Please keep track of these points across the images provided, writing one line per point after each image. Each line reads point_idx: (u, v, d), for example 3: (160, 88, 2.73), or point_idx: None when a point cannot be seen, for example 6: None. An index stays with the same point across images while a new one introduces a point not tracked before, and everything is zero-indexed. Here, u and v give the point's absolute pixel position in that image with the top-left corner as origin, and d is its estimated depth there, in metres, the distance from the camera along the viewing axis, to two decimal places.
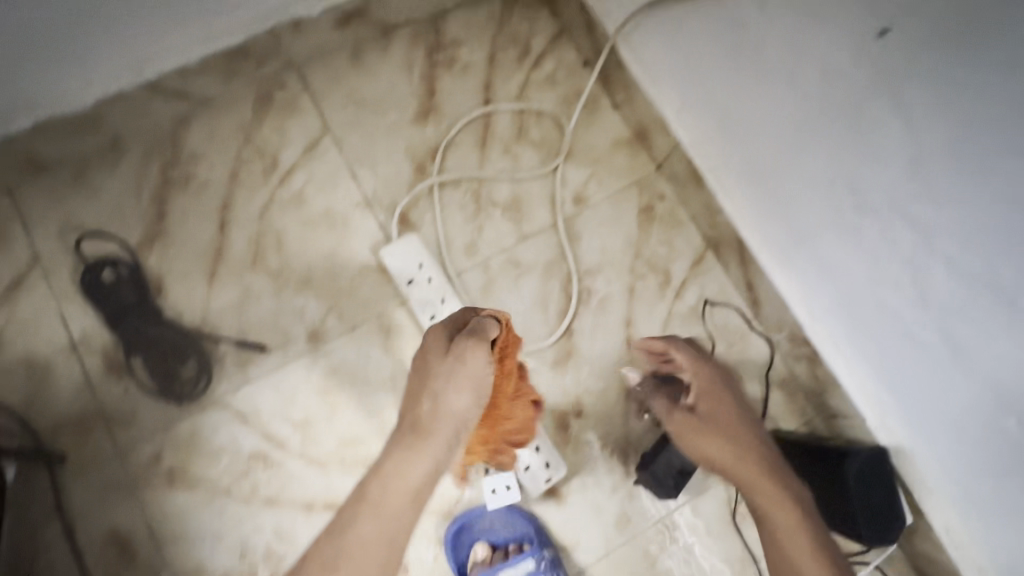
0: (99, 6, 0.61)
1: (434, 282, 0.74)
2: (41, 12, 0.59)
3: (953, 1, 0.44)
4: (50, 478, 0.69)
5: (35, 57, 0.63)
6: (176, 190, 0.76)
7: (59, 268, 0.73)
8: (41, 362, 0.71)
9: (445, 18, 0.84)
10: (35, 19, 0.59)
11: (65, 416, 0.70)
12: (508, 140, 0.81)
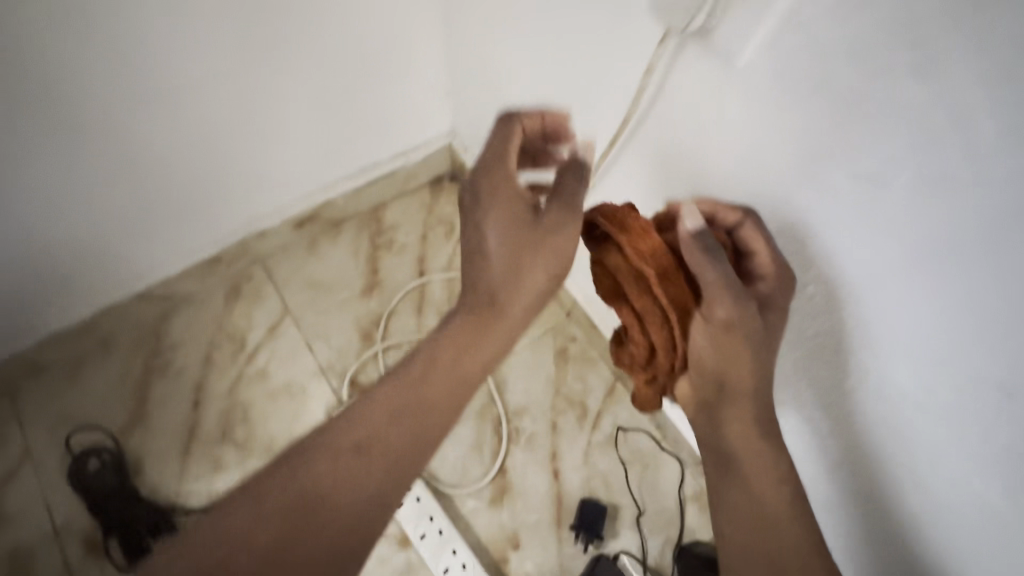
0: (96, 249, 0.78)
1: None
2: (49, 262, 0.76)
3: (810, 110, 0.39)
4: None
5: (41, 294, 0.79)
6: (156, 377, 0.89)
7: (48, 461, 0.83)
8: (25, 553, 0.79)
9: (383, 208, 1.04)
10: (45, 268, 0.76)
11: None
12: (441, 304, 0.97)
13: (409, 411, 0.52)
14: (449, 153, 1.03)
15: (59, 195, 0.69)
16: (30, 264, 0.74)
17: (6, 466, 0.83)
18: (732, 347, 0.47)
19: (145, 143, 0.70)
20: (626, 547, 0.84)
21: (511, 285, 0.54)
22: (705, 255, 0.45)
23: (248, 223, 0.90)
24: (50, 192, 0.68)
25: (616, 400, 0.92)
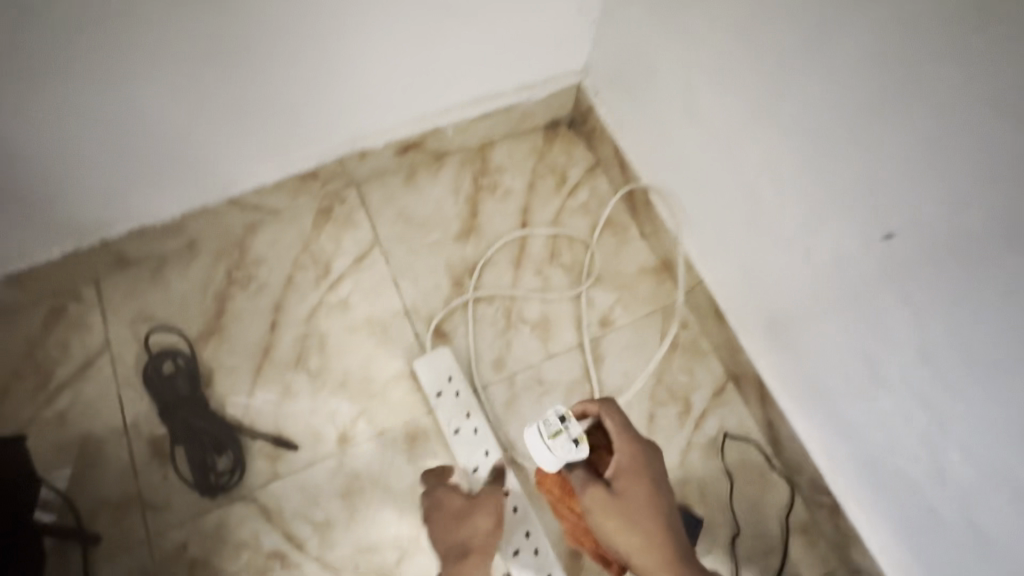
0: (200, 139, 0.73)
1: (462, 395, 0.77)
2: (153, 145, 0.71)
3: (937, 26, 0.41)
4: (82, 558, 0.72)
5: (135, 182, 0.75)
6: (237, 290, 0.84)
7: (125, 355, 0.80)
8: (94, 443, 0.76)
9: (491, 148, 0.94)
10: (149, 151, 0.72)
11: (106, 499, 0.74)
12: (541, 262, 0.88)
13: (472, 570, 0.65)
14: (575, 93, 0.91)
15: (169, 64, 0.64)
16: (133, 144, 0.70)
17: (86, 353, 0.80)
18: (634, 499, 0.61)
19: (269, 22, 0.64)
20: (718, 568, 0.73)
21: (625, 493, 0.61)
22: (620, 416, 0.64)
23: (352, 140, 0.83)
24: (163, 71, 0.64)
25: (724, 401, 0.80)
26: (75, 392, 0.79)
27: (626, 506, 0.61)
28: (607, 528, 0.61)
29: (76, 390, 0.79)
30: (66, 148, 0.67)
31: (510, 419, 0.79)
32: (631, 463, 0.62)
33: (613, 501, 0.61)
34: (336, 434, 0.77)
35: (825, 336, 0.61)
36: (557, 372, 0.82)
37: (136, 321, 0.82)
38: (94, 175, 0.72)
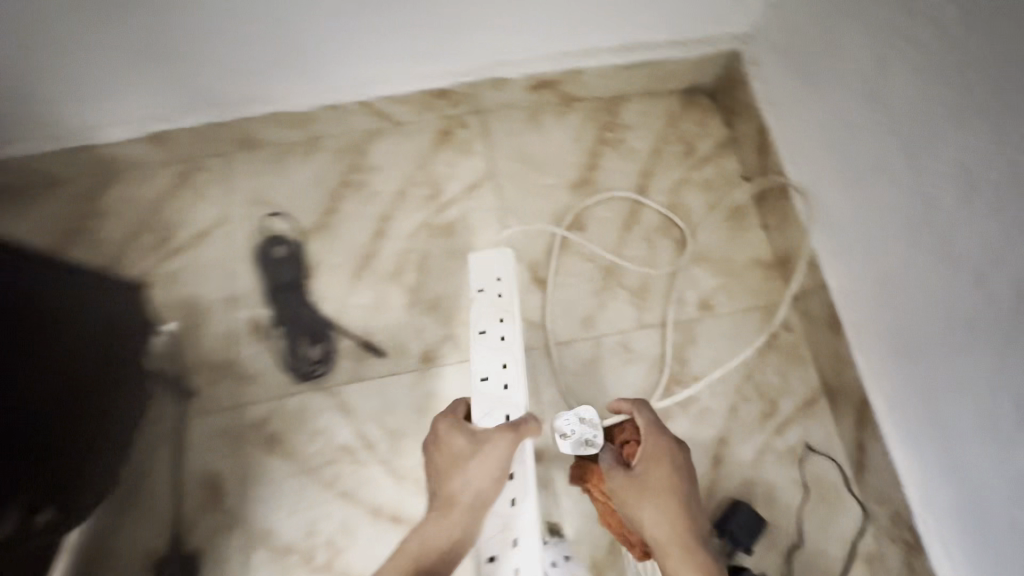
0: (352, 32, 0.72)
1: (503, 298, 0.71)
2: (306, 30, 0.71)
3: None
4: (175, 407, 0.77)
5: (280, 63, 0.76)
6: (350, 192, 0.86)
7: (239, 232, 0.84)
8: (200, 306, 0.81)
9: (623, 103, 0.90)
10: (300, 35, 0.71)
11: (203, 359, 0.79)
12: (651, 230, 0.84)
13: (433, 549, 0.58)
14: (728, 61, 0.85)
15: None
16: (288, 26, 0.70)
17: (204, 221, 0.84)
18: (663, 491, 0.59)
19: None
20: (770, 574, 0.71)
21: (647, 482, 0.59)
22: (647, 410, 0.65)
23: (492, 65, 0.81)
24: None
25: (814, 414, 0.76)
26: (190, 255, 0.83)
27: (653, 492, 0.59)
28: (635, 514, 0.58)
29: (191, 254, 0.83)
30: (227, 15, 0.67)
31: (589, 378, 0.78)
32: (659, 454, 0.61)
33: (633, 485, 0.60)
34: (419, 351, 0.79)
35: (969, 369, 0.56)
36: (645, 343, 0.80)
37: (253, 203, 0.85)
38: (245, 49, 0.72)
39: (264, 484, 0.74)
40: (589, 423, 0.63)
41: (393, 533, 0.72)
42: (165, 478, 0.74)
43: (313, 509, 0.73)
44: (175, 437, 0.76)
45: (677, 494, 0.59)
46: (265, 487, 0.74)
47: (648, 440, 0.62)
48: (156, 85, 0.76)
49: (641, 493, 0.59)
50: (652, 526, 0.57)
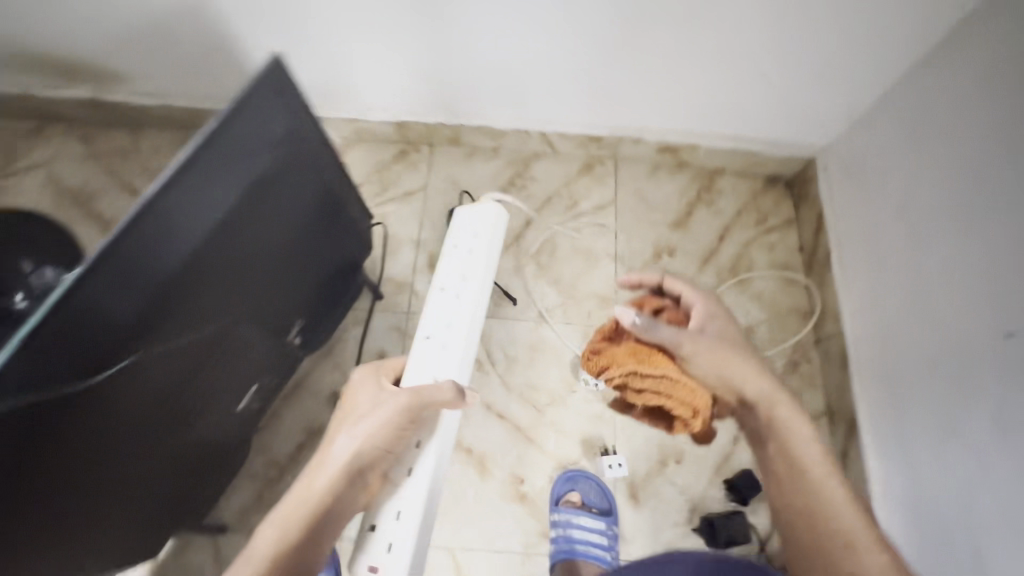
0: (547, 94, 1.06)
1: (472, 254, 0.87)
2: (517, 86, 1.05)
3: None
4: (366, 303, 1.11)
5: (491, 102, 1.10)
6: (514, 191, 1.21)
7: (433, 198, 1.20)
8: (397, 241, 1.16)
9: (721, 175, 1.22)
10: (513, 88, 1.05)
11: (392, 276, 1.13)
12: (722, 268, 1.15)
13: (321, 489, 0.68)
14: (807, 163, 1.15)
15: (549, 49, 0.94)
16: (506, 82, 1.04)
17: (410, 186, 1.21)
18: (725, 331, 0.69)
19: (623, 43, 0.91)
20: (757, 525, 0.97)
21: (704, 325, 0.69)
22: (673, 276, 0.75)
23: (636, 129, 1.14)
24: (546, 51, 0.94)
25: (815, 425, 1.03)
26: (397, 206, 1.19)
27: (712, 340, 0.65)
28: (711, 360, 0.64)
29: (398, 206, 1.19)
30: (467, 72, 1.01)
31: None
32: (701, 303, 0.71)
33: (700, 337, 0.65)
34: (539, 309, 1.11)
35: (921, 399, 0.83)
36: None
37: (445, 183, 1.21)
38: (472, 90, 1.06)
39: None
40: (603, 372, 1.04)
41: (498, 424, 1.02)
42: (352, 347, 1.08)
43: None
44: (363, 323, 1.10)
45: (747, 346, 0.68)
46: None
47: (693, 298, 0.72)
48: (411, 96, 1.10)
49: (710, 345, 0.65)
50: (750, 380, 0.64)
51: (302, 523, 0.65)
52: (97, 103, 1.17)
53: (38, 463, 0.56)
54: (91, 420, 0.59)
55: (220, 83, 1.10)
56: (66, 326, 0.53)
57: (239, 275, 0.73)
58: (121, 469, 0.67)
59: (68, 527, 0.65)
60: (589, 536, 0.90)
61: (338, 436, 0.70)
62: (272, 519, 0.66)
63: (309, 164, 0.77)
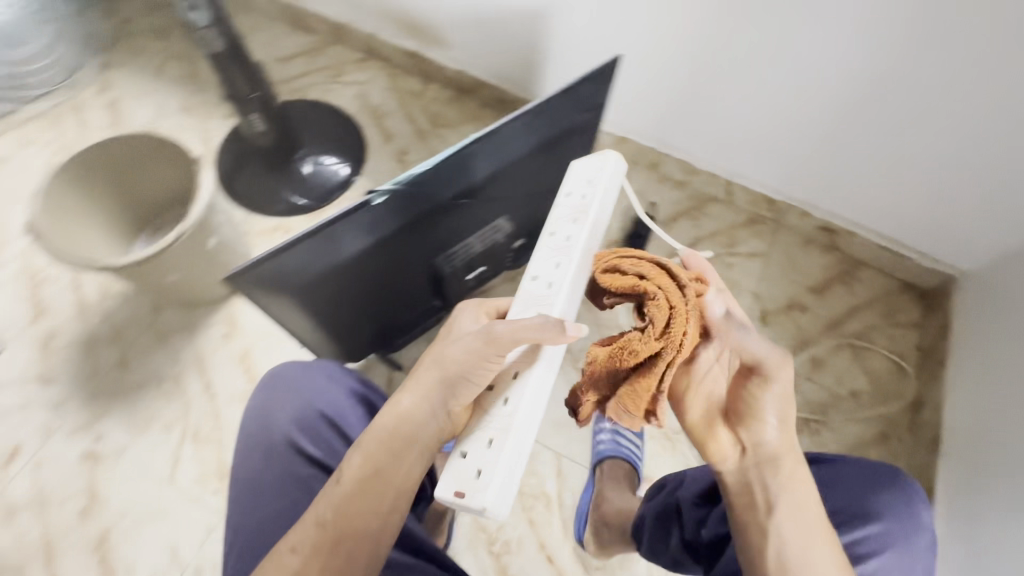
0: (748, 150, 1.33)
1: (587, 195, 0.79)
2: (727, 137, 1.33)
3: None
4: None
5: (700, 144, 1.39)
6: (687, 219, 1.50)
7: (622, 202, 1.50)
8: None
9: (865, 265, 1.42)
10: (723, 137, 1.34)
11: None
12: (844, 338, 1.34)
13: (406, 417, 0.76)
14: (949, 279, 1.32)
15: (766, 114, 1.22)
16: (720, 131, 1.32)
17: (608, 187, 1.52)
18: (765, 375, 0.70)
19: (826, 123, 1.17)
20: None
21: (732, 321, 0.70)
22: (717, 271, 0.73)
23: (807, 203, 1.38)
24: (762, 114, 1.22)
25: None
26: None
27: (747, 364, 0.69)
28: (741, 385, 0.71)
29: None
30: (695, 114, 1.31)
31: None
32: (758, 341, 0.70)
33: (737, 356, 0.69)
34: None
35: (994, 477, 0.99)
36: (806, 391, 1.30)
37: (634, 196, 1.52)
38: (691, 130, 1.36)
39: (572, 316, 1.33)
40: None
41: None
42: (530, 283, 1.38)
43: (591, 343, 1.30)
44: None
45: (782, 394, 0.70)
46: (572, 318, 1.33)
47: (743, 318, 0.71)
48: (643, 121, 1.41)
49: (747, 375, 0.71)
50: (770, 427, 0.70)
51: (381, 446, 0.75)
52: (415, 55, 1.59)
53: (410, 237, 0.91)
54: (430, 229, 0.92)
55: (516, 71, 1.49)
56: (454, 166, 0.85)
57: (529, 188, 1.05)
58: (420, 271, 1.01)
59: (373, 290, 0.97)
60: (631, 445, 1.12)
61: (406, 392, 0.77)
62: (363, 442, 0.75)
63: (594, 130, 1.05)
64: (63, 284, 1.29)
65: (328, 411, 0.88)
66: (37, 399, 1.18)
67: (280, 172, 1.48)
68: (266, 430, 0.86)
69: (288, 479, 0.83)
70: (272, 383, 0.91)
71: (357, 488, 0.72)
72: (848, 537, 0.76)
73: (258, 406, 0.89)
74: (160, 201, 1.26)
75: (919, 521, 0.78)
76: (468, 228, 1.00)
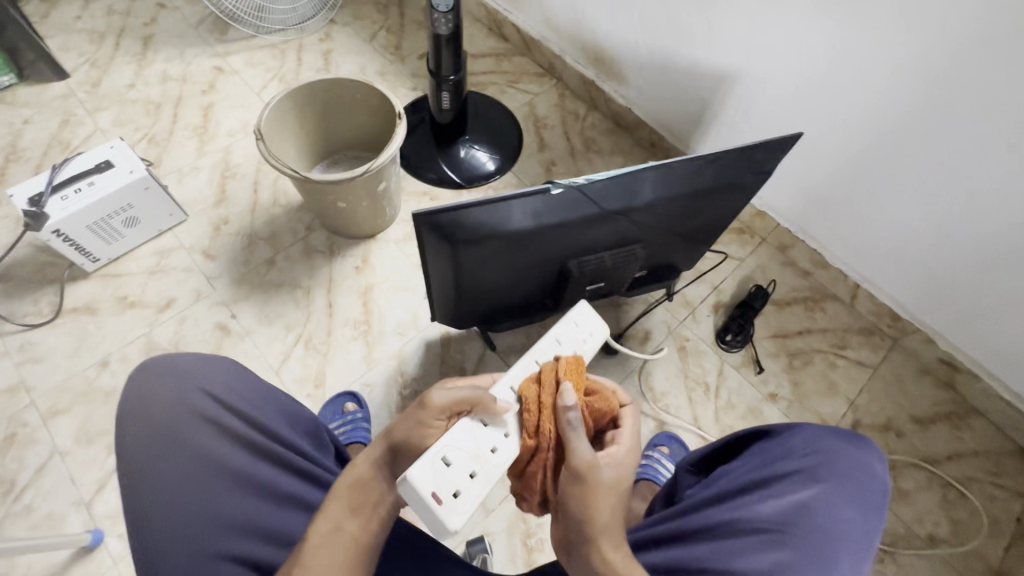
0: (891, 257, 1.32)
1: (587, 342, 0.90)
2: (873, 239, 1.32)
3: None
4: (659, 298, 1.42)
5: (841, 239, 1.39)
6: (805, 306, 1.46)
7: (743, 270, 1.50)
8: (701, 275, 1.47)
9: (980, 416, 1.34)
10: (868, 239, 1.33)
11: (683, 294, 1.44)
12: (935, 478, 1.27)
13: (361, 479, 0.68)
14: None
15: (924, 226, 1.21)
16: (868, 231, 1.32)
17: (732, 251, 1.53)
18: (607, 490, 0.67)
19: (990, 252, 1.14)
20: None
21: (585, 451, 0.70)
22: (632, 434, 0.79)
23: (936, 330, 1.33)
24: (920, 224, 1.22)
25: None
26: (716, 256, 1.51)
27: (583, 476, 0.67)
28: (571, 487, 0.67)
29: (716, 256, 1.51)
30: (846, 207, 1.32)
31: None
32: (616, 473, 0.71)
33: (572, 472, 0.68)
34: (770, 390, 1.33)
35: None
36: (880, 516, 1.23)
37: (755, 268, 1.50)
38: (836, 222, 1.37)
39: (663, 359, 1.36)
40: None
41: (694, 436, 1.27)
42: (631, 316, 1.41)
43: (674, 389, 1.32)
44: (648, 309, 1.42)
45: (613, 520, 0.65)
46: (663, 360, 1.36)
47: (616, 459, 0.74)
48: (788, 201, 1.44)
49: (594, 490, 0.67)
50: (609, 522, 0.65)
51: (350, 494, 0.67)
52: (589, 83, 1.72)
53: (576, 228, 0.99)
54: (594, 228, 1.01)
55: (679, 123, 1.57)
56: (625, 183, 0.94)
57: (683, 222, 1.11)
58: (565, 263, 1.09)
59: (522, 266, 1.06)
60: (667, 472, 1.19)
61: (369, 448, 0.72)
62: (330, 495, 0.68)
63: (752, 194, 1.10)
64: (246, 184, 1.51)
65: (213, 392, 0.75)
66: (197, 268, 1.37)
67: (442, 147, 1.63)
68: (149, 430, 0.72)
69: (189, 483, 0.71)
70: (141, 377, 0.76)
71: (313, 549, 0.63)
72: (790, 466, 0.68)
73: (131, 400, 0.74)
74: (351, 139, 1.44)
75: (874, 473, 0.69)
76: (620, 237, 1.07)
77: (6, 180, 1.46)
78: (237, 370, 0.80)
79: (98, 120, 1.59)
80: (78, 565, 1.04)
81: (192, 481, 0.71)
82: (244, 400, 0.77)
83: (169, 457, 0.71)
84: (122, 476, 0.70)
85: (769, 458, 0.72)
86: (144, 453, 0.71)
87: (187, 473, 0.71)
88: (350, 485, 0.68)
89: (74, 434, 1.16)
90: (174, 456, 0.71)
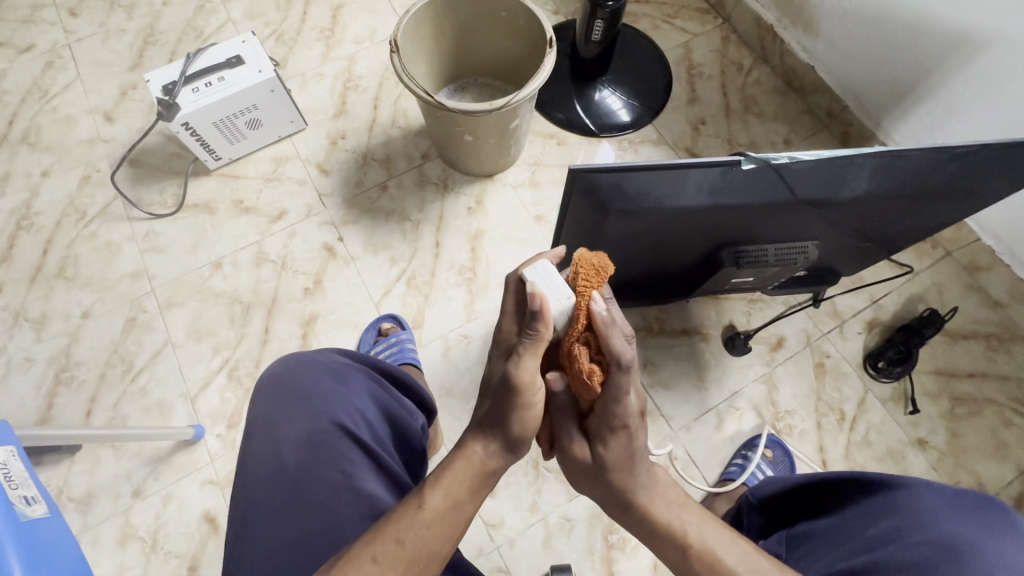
0: None
1: None
2: None
3: None
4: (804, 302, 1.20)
5: None
6: (988, 344, 1.19)
7: (913, 286, 1.24)
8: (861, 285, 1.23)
9: None
10: None
11: (832, 302, 1.22)
12: None
13: (485, 466, 0.61)
14: None
15: None
16: None
17: (907, 261, 1.26)
18: (617, 473, 0.64)
19: None
20: None
21: (579, 448, 0.65)
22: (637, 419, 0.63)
23: None
24: None
25: None
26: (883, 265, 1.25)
27: (597, 470, 0.64)
28: (577, 473, 0.67)
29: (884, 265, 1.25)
30: None
31: None
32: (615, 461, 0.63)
33: (577, 466, 0.66)
34: (920, 435, 1.13)
35: None
36: None
37: (933, 286, 1.23)
38: None
39: (795, 372, 1.18)
40: None
41: (817, 468, 1.11)
42: (764, 317, 1.22)
43: (801, 409, 1.15)
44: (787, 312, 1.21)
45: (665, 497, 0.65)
46: (794, 373, 1.18)
47: (603, 451, 0.63)
48: (1005, 215, 1.15)
49: (611, 477, 0.64)
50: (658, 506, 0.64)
51: (465, 480, 0.59)
52: (766, 28, 1.43)
53: (748, 216, 0.82)
54: (769, 219, 0.83)
55: (877, 92, 1.27)
56: (834, 168, 0.73)
57: (882, 225, 0.89)
58: (718, 252, 0.93)
59: (666, 246, 0.90)
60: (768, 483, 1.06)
61: (479, 437, 0.62)
62: (441, 473, 0.59)
63: (983, 205, 0.86)
64: (367, 98, 1.41)
65: (339, 421, 0.71)
66: (311, 182, 1.33)
67: (578, 85, 1.43)
68: (278, 467, 0.67)
69: (309, 535, 0.64)
70: (274, 393, 0.74)
71: (430, 519, 0.56)
72: (915, 547, 0.60)
73: (262, 424, 0.71)
74: (484, 62, 1.29)
75: (1012, 562, 0.57)
76: (795, 235, 0.88)
77: (143, 62, 1.45)
78: (373, 386, 0.78)
79: (230, 10, 1.53)
80: (183, 453, 1.09)
81: (285, 521, 0.65)
82: (376, 433, 0.73)
83: (293, 496, 0.66)
84: (241, 519, 0.66)
85: (876, 537, 0.64)
86: (268, 488, 0.67)
87: (304, 520, 0.64)
88: (466, 471, 0.60)
89: (186, 329, 1.19)
90: (298, 497, 0.66)
